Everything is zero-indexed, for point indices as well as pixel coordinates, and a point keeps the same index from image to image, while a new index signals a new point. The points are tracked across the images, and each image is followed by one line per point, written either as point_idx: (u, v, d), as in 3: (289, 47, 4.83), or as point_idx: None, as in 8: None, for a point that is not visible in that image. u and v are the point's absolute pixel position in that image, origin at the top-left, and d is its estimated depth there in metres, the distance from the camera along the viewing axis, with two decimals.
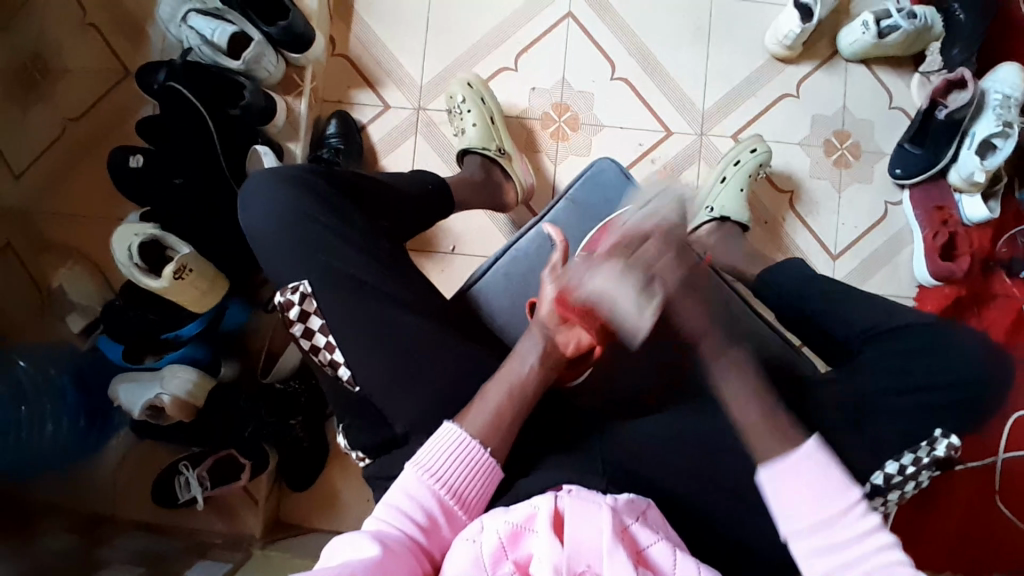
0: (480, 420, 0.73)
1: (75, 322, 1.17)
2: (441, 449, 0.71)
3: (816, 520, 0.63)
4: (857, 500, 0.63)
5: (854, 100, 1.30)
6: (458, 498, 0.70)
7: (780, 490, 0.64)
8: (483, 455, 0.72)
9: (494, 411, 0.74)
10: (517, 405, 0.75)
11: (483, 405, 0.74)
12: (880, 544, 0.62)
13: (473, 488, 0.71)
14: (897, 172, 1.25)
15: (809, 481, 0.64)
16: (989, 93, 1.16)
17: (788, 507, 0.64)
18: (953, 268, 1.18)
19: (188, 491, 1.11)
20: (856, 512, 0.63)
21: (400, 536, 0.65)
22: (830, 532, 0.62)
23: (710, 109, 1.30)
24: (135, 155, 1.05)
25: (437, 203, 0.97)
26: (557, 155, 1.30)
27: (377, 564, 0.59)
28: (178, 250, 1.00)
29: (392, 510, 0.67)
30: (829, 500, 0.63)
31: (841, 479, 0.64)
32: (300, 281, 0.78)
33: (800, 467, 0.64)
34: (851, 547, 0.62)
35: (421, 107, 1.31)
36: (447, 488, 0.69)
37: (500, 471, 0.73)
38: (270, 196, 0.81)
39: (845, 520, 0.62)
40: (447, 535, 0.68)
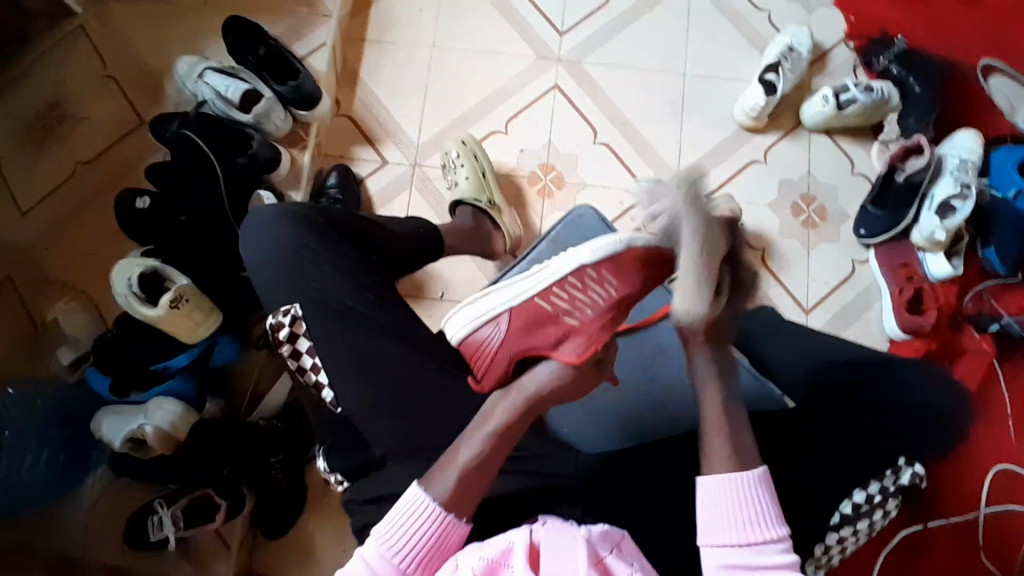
0: (448, 478, 0.71)
1: (64, 356, 1.18)
2: (403, 518, 0.69)
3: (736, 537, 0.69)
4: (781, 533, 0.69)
5: (818, 168, 1.41)
6: (419, 566, 0.68)
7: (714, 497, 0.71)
8: (447, 517, 0.69)
9: (465, 463, 0.71)
10: (493, 450, 0.73)
11: (448, 466, 0.71)
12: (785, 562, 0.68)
13: (436, 554, 0.69)
14: (861, 232, 1.34)
15: (743, 495, 0.70)
16: (947, 157, 1.27)
17: (714, 514, 0.70)
18: (920, 321, 1.25)
19: (159, 531, 1.10)
20: (776, 545, 0.68)
21: None
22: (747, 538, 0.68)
23: (685, 172, 1.40)
24: (144, 197, 1.13)
25: (428, 246, 1.03)
26: (542, 210, 1.38)
27: None
28: (175, 282, 1.04)
29: None
30: (746, 513, 0.69)
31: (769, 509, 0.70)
32: (292, 304, 0.82)
33: (732, 488, 0.71)
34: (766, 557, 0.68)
35: (417, 164, 1.40)
36: (407, 559, 0.68)
37: (464, 524, 0.70)
38: (270, 225, 0.87)
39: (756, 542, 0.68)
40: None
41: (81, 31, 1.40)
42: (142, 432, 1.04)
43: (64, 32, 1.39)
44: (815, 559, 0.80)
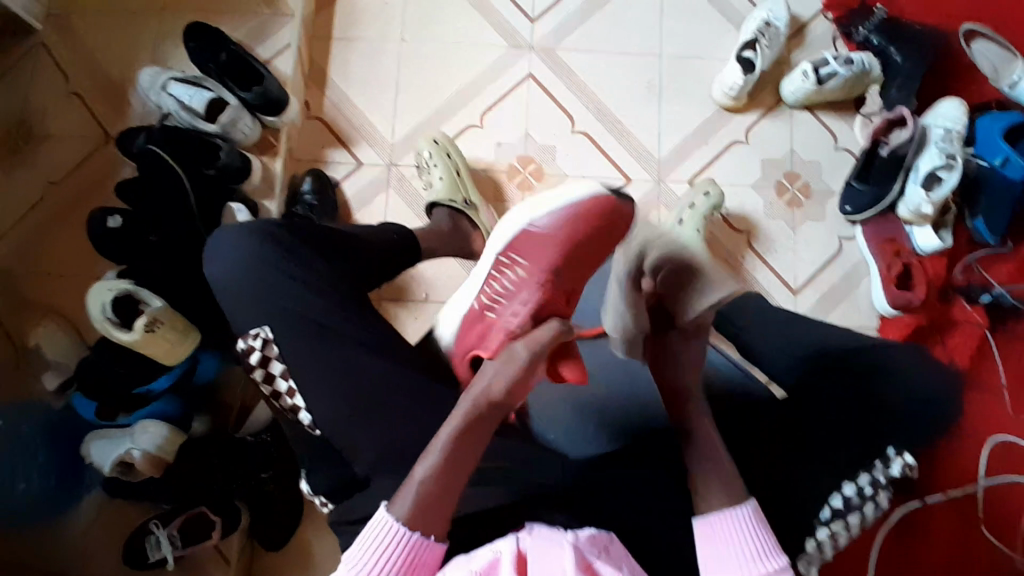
0: (408, 502, 0.67)
1: (49, 381, 1.15)
2: (371, 544, 0.66)
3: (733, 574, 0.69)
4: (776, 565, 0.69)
5: (801, 145, 1.38)
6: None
7: (711, 538, 0.71)
8: (416, 538, 0.66)
9: (426, 475, 0.68)
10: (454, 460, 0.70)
11: (409, 486, 0.68)
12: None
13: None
14: (846, 209, 1.32)
15: (743, 535, 0.70)
16: (930, 129, 1.24)
17: (713, 552, 0.71)
18: (909, 296, 1.24)
19: (158, 550, 1.10)
20: None
21: None
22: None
23: (667, 156, 1.38)
24: (114, 217, 1.08)
25: (403, 253, 1.01)
26: (523, 204, 1.36)
27: None
28: (149, 304, 1.02)
29: None
30: (741, 555, 0.69)
31: (767, 544, 0.70)
32: (261, 327, 0.80)
33: (727, 524, 0.71)
34: None
35: (393, 163, 1.38)
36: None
37: (438, 543, 0.67)
38: (237, 244, 0.85)
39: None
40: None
41: (40, 44, 1.36)
42: (129, 456, 1.04)
43: (22, 48, 1.35)
44: (807, 555, 0.77)
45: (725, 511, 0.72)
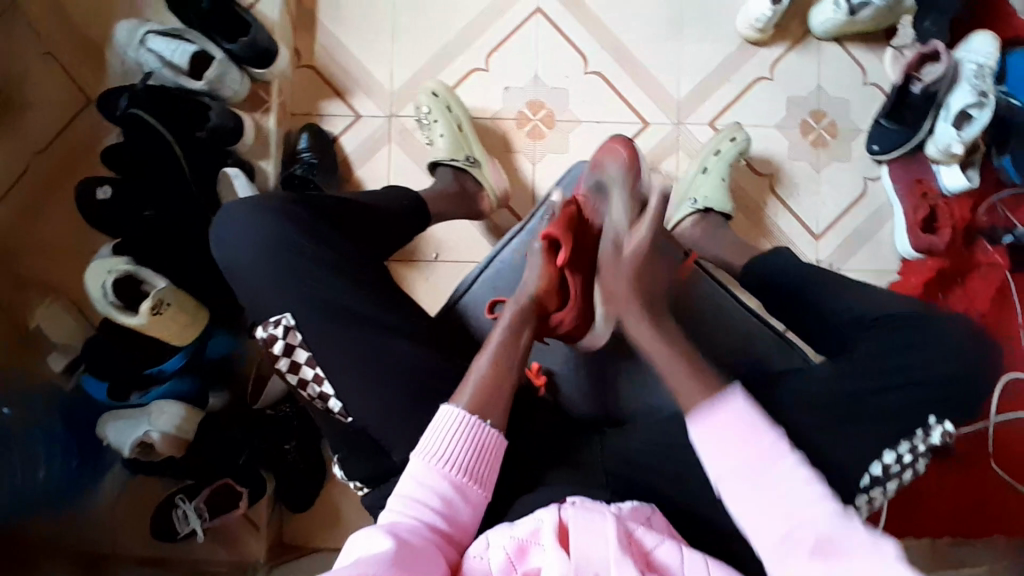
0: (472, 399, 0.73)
1: (57, 362, 1.16)
2: (442, 433, 0.70)
3: (741, 463, 0.66)
4: (780, 444, 0.66)
5: (828, 80, 1.30)
6: (470, 475, 0.69)
7: (711, 440, 0.68)
8: (484, 426, 0.71)
9: (489, 368, 0.75)
10: (507, 354, 0.77)
11: (471, 377, 0.74)
12: (807, 491, 0.64)
13: (481, 464, 0.70)
14: (874, 148, 1.26)
15: (733, 422, 0.68)
16: (963, 64, 1.16)
17: (717, 450, 0.67)
18: (933, 241, 1.20)
19: (186, 523, 1.10)
20: (773, 452, 0.66)
21: (419, 525, 0.65)
22: (753, 461, 0.66)
23: (687, 96, 1.29)
24: (104, 187, 1.03)
25: (415, 220, 0.96)
26: (535, 154, 1.28)
27: (397, 554, 0.59)
28: (154, 285, 0.98)
29: (407, 501, 0.67)
30: (750, 447, 0.66)
31: (762, 422, 0.67)
32: (282, 313, 0.76)
33: (725, 419, 0.68)
34: (773, 482, 0.64)
35: (394, 115, 1.29)
36: (457, 469, 0.69)
37: (502, 439, 0.72)
38: (244, 223, 0.79)
39: (771, 463, 0.65)
40: (466, 515, 0.69)
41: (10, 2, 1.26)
42: (149, 439, 1.01)
43: None
44: (853, 513, 0.77)
45: (709, 402, 0.69)
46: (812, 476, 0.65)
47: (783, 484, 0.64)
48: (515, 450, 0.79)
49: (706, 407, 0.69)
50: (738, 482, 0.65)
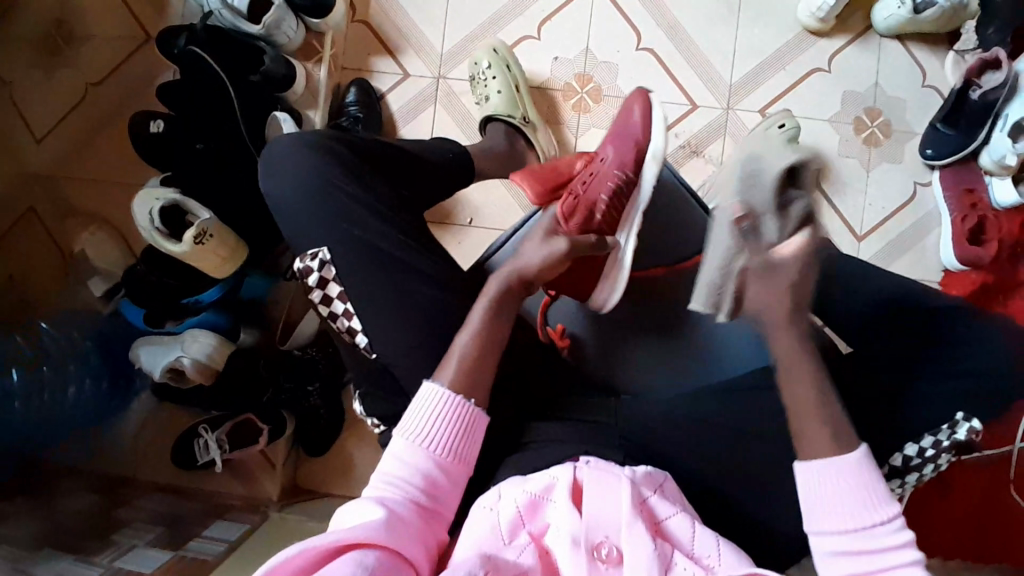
0: (460, 360, 0.71)
1: (98, 287, 1.22)
2: (426, 412, 0.68)
3: (850, 526, 0.63)
4: (894, 515, 0.63)
5: (886, 78, 1.26)
6: (454, 453, 0.68)
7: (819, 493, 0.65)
8: (467, 405, 0.69)
9: (474, 331, 0.72)
10: (497, 325, 0.73)
11: (452, 353, 0.72)
12: (905, 559, 0.62)
13: (462, 440, 0.69)
14: (927, 153, 1.21)
15: (847, 488, 0.64)
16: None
17: (826, 510, 0.65)
18: (979, 252, 1.15)
19: (207, 454, 1.15)
20: (887, 527, 0.63)
21: (402, 502, 0.64)
22: (862, 537, 0.63)
23: (739, 82, 1.27)
24: (157, 121, 1.08)
25: (458, 170, 0.96)
26: (578, 127, 1.28)
27: (378, 530, 0.58)
28: (198, 216, 1.01)
29: (390, 477, 0.66)
30: (868, 510, 0.63)
31: (881, 490, 0.64)
32: (320, 248, 0.78)
33: (845, 472, 0.64)
34: (876, 545, 0.62)
35: (442, 76, 1.29)
36: (440, 447, 0.67)
37: (485, 416, 0.71)
38: (292, 158, 0.82)
39: (880, 531, 0.63)
40: (451, 492, 0.67)
41: None
42: (180, 363, 1.05)
43: None
44: None
45: (832, 464, 0.65)
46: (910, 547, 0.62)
47: (885, 545, 0.62)
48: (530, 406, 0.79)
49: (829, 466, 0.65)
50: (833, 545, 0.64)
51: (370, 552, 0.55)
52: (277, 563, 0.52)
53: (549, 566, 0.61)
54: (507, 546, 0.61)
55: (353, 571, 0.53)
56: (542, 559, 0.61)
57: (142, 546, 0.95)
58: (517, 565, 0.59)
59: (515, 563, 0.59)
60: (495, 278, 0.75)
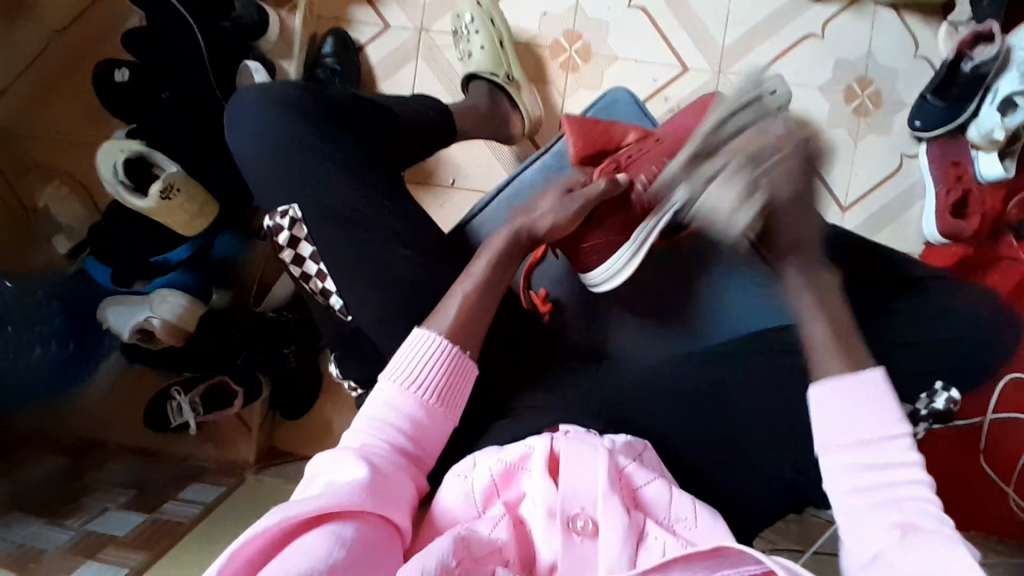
0: (448, 322, 0.69)
1: (62, 245, 1.18)
2: (414, 356, 0.67)
3: (856, 441, 0.61)
4: (902, 433, 0.60)
5: (879, 45, 1.23)
6: (440, 399, 0.66)
7: (839, 405, 0.63)
8: (455, 350, 0.68)
9: (457, 310, 0.70)
10: (480, 299, 0.71)
11: (446, 309, 0.70)
12: (909, 476, 0.58)
13: (453, 386, 0.67)
14: (916, 125, 1.20)
15: (860, 396, 0.63)
16: (1016, 48, 1.05)
17: (833, 424, 0.62)
18: (961, 226, 1.14)
19: (179, 416, 1.12)
20: (902, 447, 0.59)
21: (386, 452, 0.62)
22: (873, 455, 0.60)
23: (730, 45, 1.23)
24: (121, 69, 1.03)
25: (438, 130, 0.93)
26: (565, 87, 1.24)
27: (362, 488, 0.56)
28: (166, 169, 0.96)
29: (376, 422, 0.64)
30: (880, 421, 0.61)
31: (896, 408, 0.62)
32: (290, 205, 0.75)
33: (865, 389, 0.63)
34: (891, 470, 0.59)
35: (425, 29, 1.23)
36: (429, 392, 0.66)
37: (473, 363, 0.69)
38: (264, 112, 0.78)
39: (892, 445, 0.60)
40: (434, 435, 0.66)
41: None
42: (149, 324, 1.01)
43: None
44: None
45: (851, 379, 0.64)
46: (918, 464, 0.59)
47: (899, 467, 0.59)
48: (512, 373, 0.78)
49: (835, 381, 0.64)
50: (850, 461, 0.60)
51: (348, 522, 0.54)
52: (251, 536, 0.50)
53: (524, 539, 0.61)
54: (481, 518, 0.61)
55: (330, 546, 0.51)
56: (517, 529, 0.61)
57: (113, 509, 0.94)
58: (490, 541, 0.58)
59: (489, 539, 0.58)
60: (498, 235, 0.76)
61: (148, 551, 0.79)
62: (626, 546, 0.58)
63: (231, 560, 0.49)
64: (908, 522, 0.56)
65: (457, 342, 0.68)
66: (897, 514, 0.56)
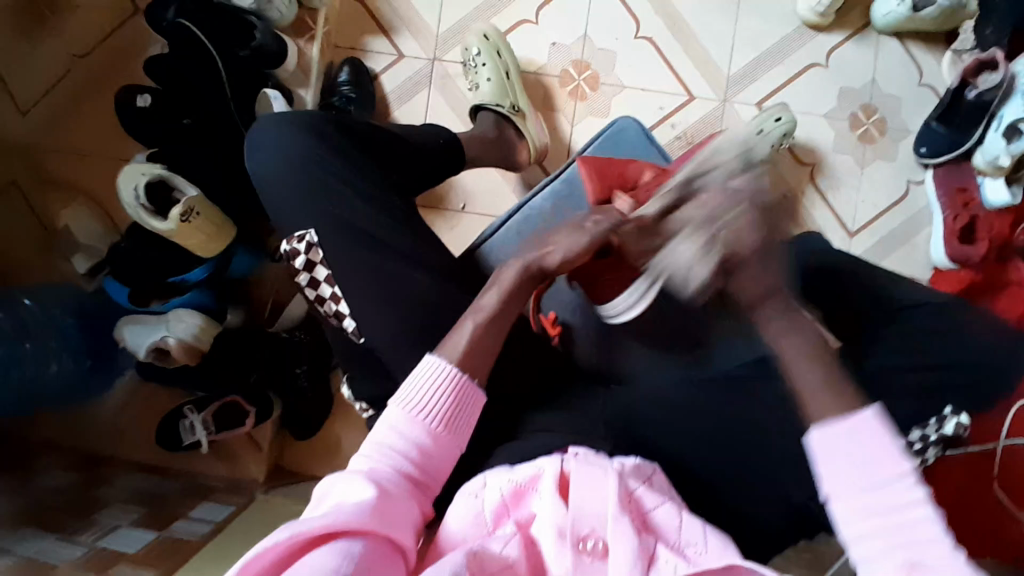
0: (460, 348, 0.71)
1: (81, 264, 1.20)
2: (421, 381, 0.68)
3: (860, 484, 0.59)
4: (908, 471, 0.58)
5: (883, 74, 1.26)
6: (447, 425, 0.67)
7: (836, 453, 0.61)
8: (461, 377, 0.69)
9: (471, 336, 0.71)
10: (490, 328, 0.73)
11: (458, 335, 0.72)
12: (920, 517, 0.57)
13: (458, 413, 0.68)
14: (922, 151, 1.21)
15: (857, 441, 0.60)
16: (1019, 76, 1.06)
17: (836, 467, 0.60)
18: (967, 251, 1.14)
19: (192, 434, 1.14)
20: (906, 488, 0.58)
21: (393, 476, 0.63)
22: (876, 497, 0.58)
23: (736, 74, 1.26)
24: (144, 95, 1.06)
25: (450, 157, 0.96)
26: (574, 115, 1.27)
27: (370, 507, 0.57)
28: (185, 193, 0.99)
29: (382, 446, 0.65)
30: (882, 464, 0.59)
31: (897, 447, 0.59)
32: (307, 230, 0.77)
33: (856, 433, 0.61)
34: (895, 512, 0.57)
35: (437, 59, 1.27)
36: (435, 418, 0.67)
37: (478, 389, 0.70)
38: (282, 139, 0.81)
39: (895, 487, 0.58)
40: (439, 461, 0.67)
41: None
42: (165, 343, 1.03)
43: None
44: None
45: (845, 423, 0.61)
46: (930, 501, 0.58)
47: (904, 508, 0.57)
48: (521, 395, 0.79)
49: (835, 423, 0.62)
50: (853, 505, 0.59)
51: (357, 538, 0.54)
52: (261, 550, 0.51)
53: (535, 558, 0.61)
54: (491, 536, 0.61)
55: (338, 561, 0.52)
56: (528, 548, 0.61)
57: (124, 526, 0.95)
58: (502, 558, 0.59)
59: (500, 556, 0.59)
60: (509, 269, 0.77)
61: (157, 569, 0.80)
62: (637, 565, 0.58)
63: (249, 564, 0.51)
64: (916, 563, 0.55)
65: (465, 368, 0.70)
66: (904, 553, 0.56)
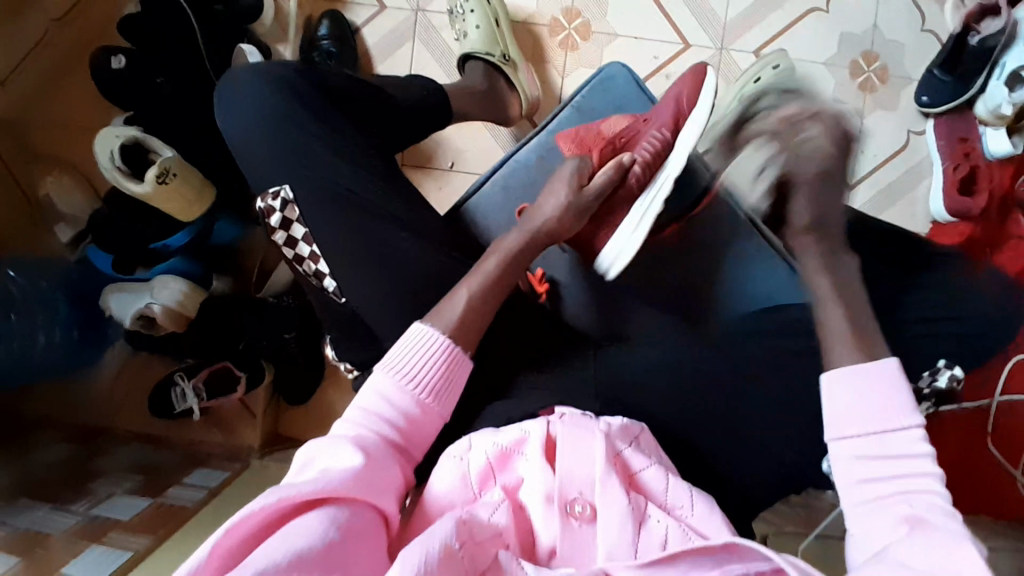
0: (447, 319, 0.69)
1: (63, 233, 1.18)
2: (411, 350, 0.67)
3: (868, 429, 0.61)
4: (917, 424, 0.60)
5: (886, 19, 1.20)
6: (434, 395, 0.66)
7: (842, 392, 0.63)
8: (454, 349, 0.68)
9: (461, 309, 0.69)
10: (482, 301, 0.71)
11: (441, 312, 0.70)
12: (925, 468, 0.58)
13: (446, 384, 0.67)
14: (923, 100, 1.16)
15: (874, 384, 0.62)
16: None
17: (841, 410, 0.63)
18: (970, 204, 1.09)
19: (184, 402, 1.13)
20: (912, 438, 0.59)
21: (378, 439, 0.62)
22: (878, 444, 0.60)
23: (733, 21, 1.21)
24: (117, 56, 1.01)
25: (434, 112, 0.92)
26: (564, 66, 1.22)
27: (359, 473, 0.56)
28: (161, 155, 0.96)
29: (367, 412, 0.64)
30: (891, 411, 0.61)
31: (908, 399, 0.61)
32: (281, 187, 0.74)
33: (870, 377, 0.63)
34: (897, 464, 0.59)
35: (421, 9, 1.21)
36: (423, 388, 0.66)
37: (469, 360, 0.69)
38: (254, 94, 0.77)
39: (900, 435, 0.59)
40: (425, 432, 0.66)
41: None
42: (150, 310, 1.02)
43: None
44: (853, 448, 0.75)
45: (859, 368, 0.63)
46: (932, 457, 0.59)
47: (904, 453, 0.59)
48: (508, 354, 0.77)
49: (857, 367, 0.63)
50: (854, 457, 0.60)
51: (343, 505, 0.54)
52: (248, 512, 0.50)
53: (523, 523, 0.61)
54: (478, 501, 0.61)
55: (323, 527, 0.51)
56: (517, 514, 0.61)
57: (119, 494, 0.95)
58: (491, 525, 0.58)
59: (489, 524, 0.58)
60: (510, 237, 0.76)
61: (152, 535, 0.80)
62: (627, 528, 0.58)
63: (226, 535, 0.49)
64: (912, 513, 0.55)
65: (458, 341, 0.69)
66: (905, 507, 0.56)
